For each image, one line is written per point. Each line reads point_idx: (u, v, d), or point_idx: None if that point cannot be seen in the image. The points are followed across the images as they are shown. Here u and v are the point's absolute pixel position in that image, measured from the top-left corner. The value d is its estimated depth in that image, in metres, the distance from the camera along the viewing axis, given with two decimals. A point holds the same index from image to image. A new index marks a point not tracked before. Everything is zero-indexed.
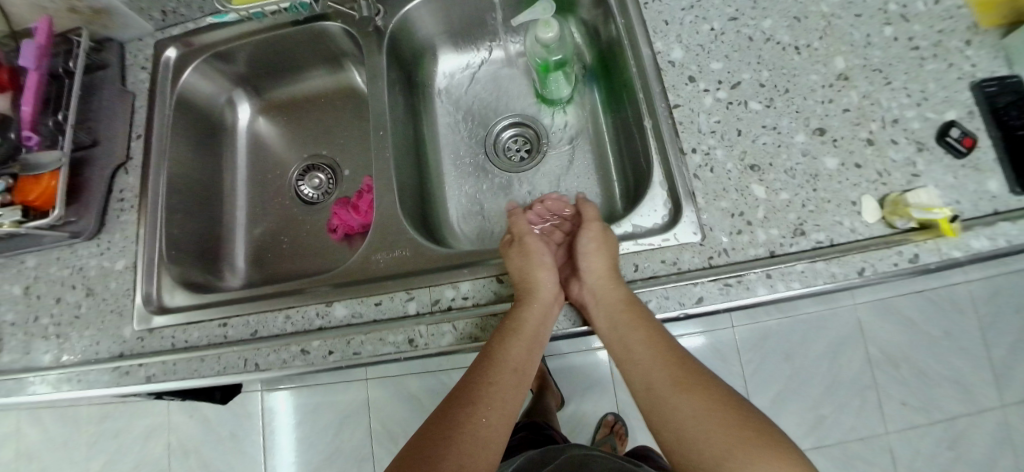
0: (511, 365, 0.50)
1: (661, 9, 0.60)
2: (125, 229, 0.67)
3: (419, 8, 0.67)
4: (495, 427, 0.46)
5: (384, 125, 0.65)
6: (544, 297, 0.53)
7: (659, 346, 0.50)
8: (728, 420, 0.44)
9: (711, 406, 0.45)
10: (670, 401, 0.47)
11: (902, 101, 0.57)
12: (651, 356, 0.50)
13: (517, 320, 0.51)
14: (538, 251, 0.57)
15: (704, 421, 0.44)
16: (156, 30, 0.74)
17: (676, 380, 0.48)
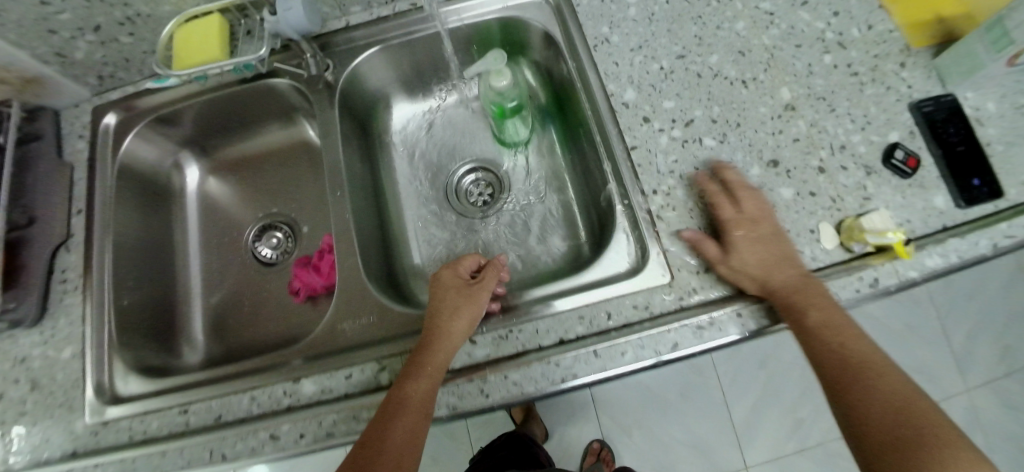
0: (414, 399, 0.46)
1: (610, 51, 0.61)
2: (70, 313, 0.62)
3: (369, 60, 0.66)
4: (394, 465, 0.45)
5: (341, 183, 0.62)
6: (451, 332, 0.50)
7: (830, 316, 0.47)
8: (914, 393, 0.42)
9: (880, 379, 0.43)
10: (866, 369, 0.44)
11: (847, 127, 0.59)
12: (830, 323, 0.47)
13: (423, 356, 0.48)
14: (463, 297, 0.53)
15: (884, 394, 0.43)
16: (94, 95, 0.70)
17: (855, 350, 0.45)
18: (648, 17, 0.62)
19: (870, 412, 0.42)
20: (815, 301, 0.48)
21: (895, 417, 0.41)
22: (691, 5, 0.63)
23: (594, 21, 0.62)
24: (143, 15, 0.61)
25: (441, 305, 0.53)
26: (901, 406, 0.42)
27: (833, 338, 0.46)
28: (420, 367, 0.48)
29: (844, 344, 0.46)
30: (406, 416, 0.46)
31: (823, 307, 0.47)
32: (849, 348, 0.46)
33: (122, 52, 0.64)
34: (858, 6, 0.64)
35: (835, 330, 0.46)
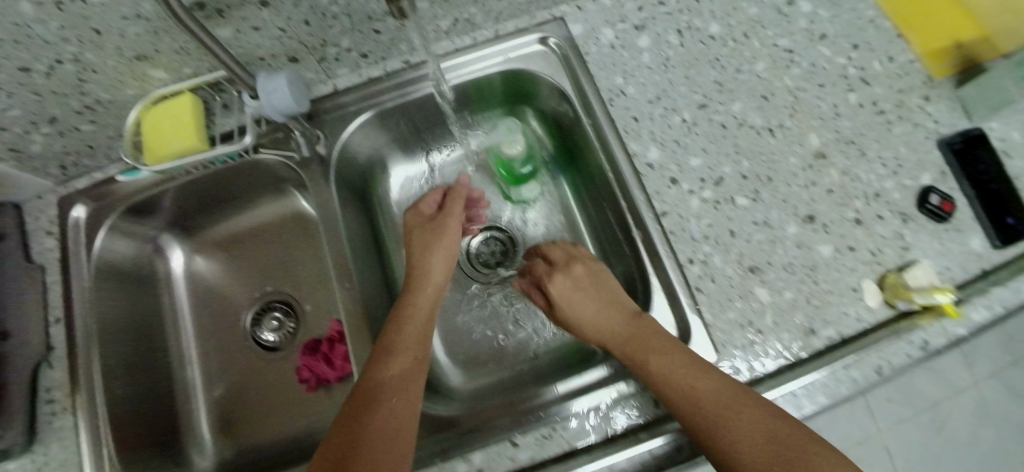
0: (406, 356, 0.47)
1: (628, 105, 0.57)
2: (62, 436, 0.56)
3: (364, 126, 0.61)
4: (401, 405, 0.44)
5: (348, 269, 0.57)
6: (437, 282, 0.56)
7: (666, 354, 0.45)
8: (755, 433, 0.39)
9: (762, 422, 0.39)
10: (692, 406, 0.42)
11: (879, 172, 0.56)
12: (672, 372, 0.44)
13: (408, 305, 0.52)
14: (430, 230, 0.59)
15: (745, 435, 0.39)
16: (58, 184, 0.64)
17: (699, 394, 0.42)
18: (663, 63, 0.58)
19: (756, 458, 0.38)
20: (632, 335, 0.48)
21: (784, 464, 0.37)
22: (709, 47, 0.59)
23: (607, 72, 0.58)
24: (103, 102, 0.55)
25: (424, 235, 0.59)
26: (789, 449, 0.38)
27: (698, 382, 0.42)
28: (403, 324, 0.50)
29: (735, 393, 0.41)
30: (409, 378, 0.46)
31: (641, 344, 0.47)
32: (730, 395, 0.41)
33: (85, 140, 0.58)
34: (876, 36, 0.61)
35: (681, 368, 0.44)
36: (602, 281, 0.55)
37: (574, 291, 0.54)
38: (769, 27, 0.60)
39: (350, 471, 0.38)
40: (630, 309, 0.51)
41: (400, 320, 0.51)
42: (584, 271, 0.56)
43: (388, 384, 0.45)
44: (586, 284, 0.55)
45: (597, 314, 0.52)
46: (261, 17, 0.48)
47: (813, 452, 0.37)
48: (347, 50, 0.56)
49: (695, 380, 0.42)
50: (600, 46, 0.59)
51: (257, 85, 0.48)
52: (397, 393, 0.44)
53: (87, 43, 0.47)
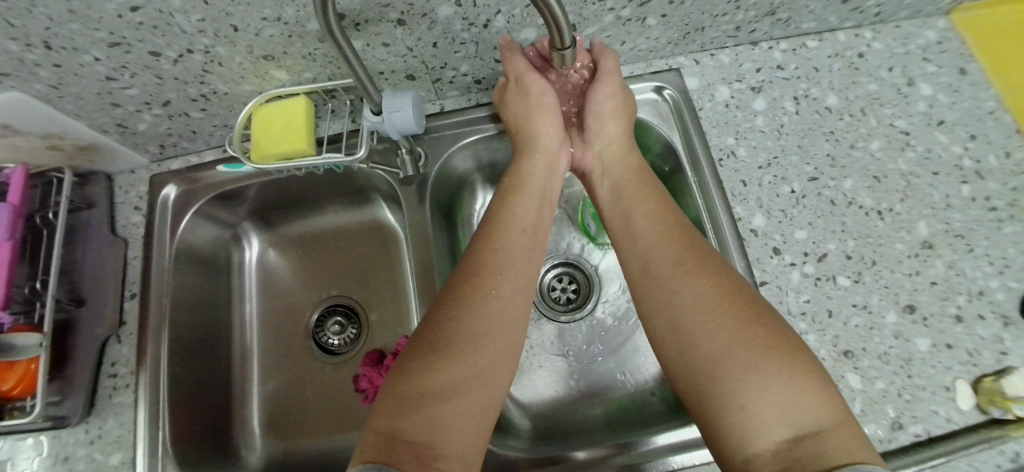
0: (496, 272, 0.47)
1: (737, 167, 0.56)
2: (120, 413, 0.57)
3: (464, 147, 0.60)
4: (497, 342, 0.43)
5: (433, 293, 0.55)
6: (544, 155, 0.56)
7: (671, 234, 0.48)
8: (738, 332, 0.39)
9: (760, 336, 0.39)
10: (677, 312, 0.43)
11: (985, 270, 0.55)
12: (680, 254, 0.46)
13: (518, 176, 0.55)
14: (524, 103, 0.56)
15: (734, 348, 0.39)
16: (152, 162, 0.64)
17: (694, 284, 0.43)
18: (777, 129, 0.57)
19: (725, 359, 0.39)
20: (638, 201, 0.52)
21: (749, 370, 0.37)
22: (824, 119, 0.58)
23: (720, 130, 0.57)
24: (219, 93, 0.55)
25: (529, 100, 0.56)
26: (765, 365, 0.37)
27: (706, 283, 0.43)
28: (502, 219, 0.50)
29: (736, 300, 0.41)
30: (502, 291, 0.46)
31: (648, 206, 0.51)
32: (736, 299, 0.41)
33: (190, 125, 0.59)
34: (994, 129, 0.60)
35: (684, 248, 0.46)
36: (627, 100, 0.56)
37: (607, 105, 0.55)
38: (887, 106, 0.59)
39: (440, 360, 0.41)
40: (645, 176, 0.54)
41: (496, 225, 0.51)
42: (617, 89, 0.55)
43: (471, 298, 0.45)
44: (620, 113, 0.56)
45: (622, 181, 0.55)
46: (394, 35, 0.48)
47: (790, 378, 0.37)
48: (464, 74, 0.57)
49: (698, 283, 0.43)
50: (714, 103, 0.58)
51: (382, 101, 0.49)
52: (486, 301, 0.45)
53: (222, 37, 0.47)
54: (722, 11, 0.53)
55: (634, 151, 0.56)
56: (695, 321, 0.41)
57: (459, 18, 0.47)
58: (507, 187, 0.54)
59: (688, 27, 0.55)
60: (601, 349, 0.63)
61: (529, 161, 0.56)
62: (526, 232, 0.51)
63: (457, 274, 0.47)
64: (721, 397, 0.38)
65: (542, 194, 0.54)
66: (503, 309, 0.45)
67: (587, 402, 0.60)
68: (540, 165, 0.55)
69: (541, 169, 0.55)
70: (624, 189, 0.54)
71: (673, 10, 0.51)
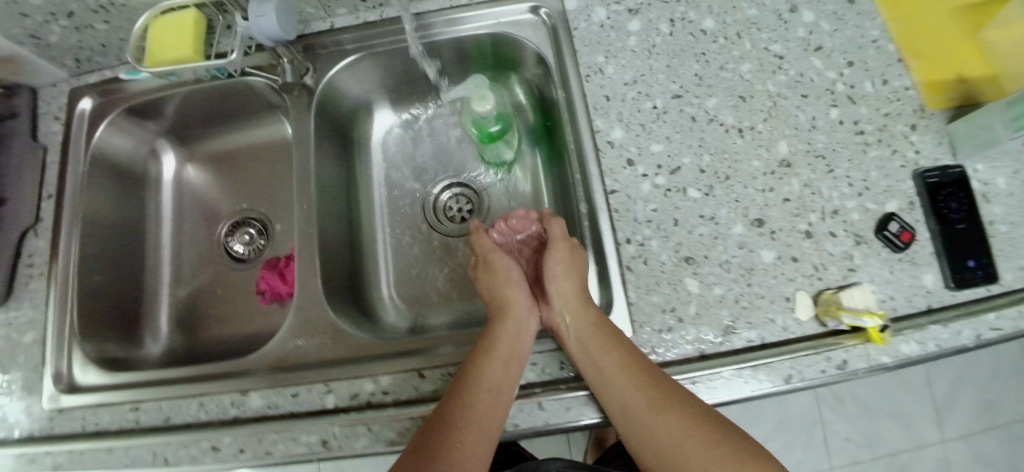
0: (485, 422, 0.46)
1: (602, 83, 0.57)
2: (35, 298, 0.63)
3: (353, 65, 0.64)
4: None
5: (310, 196, 0.60)
6: (514, 321, 0.55)
7: (641, 381, 0.47)
8: (704, 448, 0.44)
9: (716, 444, 0.44)
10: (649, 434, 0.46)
11: (843, 191, 0.55)
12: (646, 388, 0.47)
13: (489, 341, 0.52)
14: (486, 272, 0.61)
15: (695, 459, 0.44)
16: (72, 77, 0.68)
17: (664, 418, 0.46)
18: (648, 49, 0.59)
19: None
20: (602, 348, 0.49)
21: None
22: (697, 41, 0.59)
23: (590, 49, 0.59)
24: (118, 5, 0.59)
25: (495, 276, 0.60)
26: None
27: (674, 412, 0.46)
28: (469, 379, 0.48)
29: (693, 418, 0.45)
30: (480, 414, 0.46)
31: (621, 351, 0.48)
32: (693, 417, 0.45)
33: (99, 38, 0.63)
34: (875, 57, 0.60)
35: (648, 383, 0.47)
36: (581, 260, 0.57)
37: (558, 270, 0.56)
38: (764, 30, 0.60)
39: None
40: (609, 328, 0.50)
41: (467, 382, 0.48)
42: (568, 252, 0.57)
43: (480, 444, 0.45)
44: (570, 268, 0.56)
45: (584, 335, 0.51)
46: None
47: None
48: None
49: (668, 413, 0.46)
50: (589, 24, 0.60)
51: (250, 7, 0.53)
52: (469, 429, 0.45)
53: None
54: None
55: (591, 304, 0.53)
56: (681, 452, 0.45)
57: None
58: (477, 351, 0.51)
59: None
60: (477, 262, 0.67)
61: (497, 326, 0.53)
62: (492, 389, 0.48)
63: (434, 426, 0.46)
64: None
65: (511, 352, 0.51)
66: (484, 411, 0.46)
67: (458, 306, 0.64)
68: (512, 328, 0.53)
69: (510, 333, 0.53)
70: (590, 342, 0.50)
71: None
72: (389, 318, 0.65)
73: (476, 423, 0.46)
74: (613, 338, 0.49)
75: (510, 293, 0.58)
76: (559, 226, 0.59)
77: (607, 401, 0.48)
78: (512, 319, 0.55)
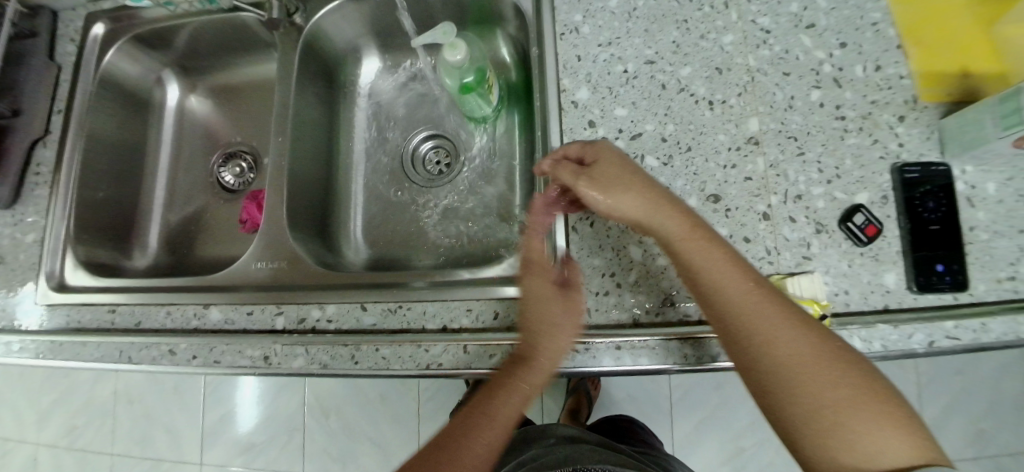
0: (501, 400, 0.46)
1: (576, 43, 0.57)
2: (38, 203, 0.68)
3: (341, 8, 0.64)
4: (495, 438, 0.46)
5: (286, 130, 0.62)
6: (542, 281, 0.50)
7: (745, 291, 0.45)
8: (815, 367, 0.41)
9: (826, 357, 0.41)
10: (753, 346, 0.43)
11: (812, 177, 0.53)
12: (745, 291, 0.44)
13: (525, 352, 0.47)
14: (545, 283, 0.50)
15: (800, 373, 0.41)
16: (88, 2, 0.72)
17: (767, 328, 0.43)
18: (628, 11, 0.57)
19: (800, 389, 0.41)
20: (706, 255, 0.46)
21: (813, 393, 0.41)
22: (681, 7, 0.57)
23: (569, 7, 0.58)
24: None
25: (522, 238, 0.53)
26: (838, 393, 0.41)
27: (775, 326, 0.43)
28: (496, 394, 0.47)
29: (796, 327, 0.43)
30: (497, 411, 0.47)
31: (701, 250, 0.46)
32: (792, 324, 0.43)
33: None
34: (871, 40, 0.57)
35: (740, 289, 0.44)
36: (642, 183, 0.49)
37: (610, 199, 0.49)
38: (754, 2, 0.57)
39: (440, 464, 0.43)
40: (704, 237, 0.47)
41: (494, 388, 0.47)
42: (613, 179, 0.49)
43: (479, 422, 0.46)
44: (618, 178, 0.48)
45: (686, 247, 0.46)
46: None
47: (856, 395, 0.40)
48: None
49: (767, 321, 0.43)
50: None
51: None
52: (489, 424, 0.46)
53: None
54: None
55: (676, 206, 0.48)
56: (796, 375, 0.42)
57: None
58: (516, 361, 0.47)
59: None
60: (445, 211, 0.67)
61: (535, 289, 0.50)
62: (523, 396, 0.47)
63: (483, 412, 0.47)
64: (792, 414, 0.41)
65: (536, 367, 0.47)
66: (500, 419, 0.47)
67: (419, 252, 0.65)
68: (541, 290, 0.49)
69: (558, 348, 0.47)
70: (678, 247, 0.46)
71: None
72: (353, 256, 0.67)
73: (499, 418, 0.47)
74: (692, 236, 0.46)
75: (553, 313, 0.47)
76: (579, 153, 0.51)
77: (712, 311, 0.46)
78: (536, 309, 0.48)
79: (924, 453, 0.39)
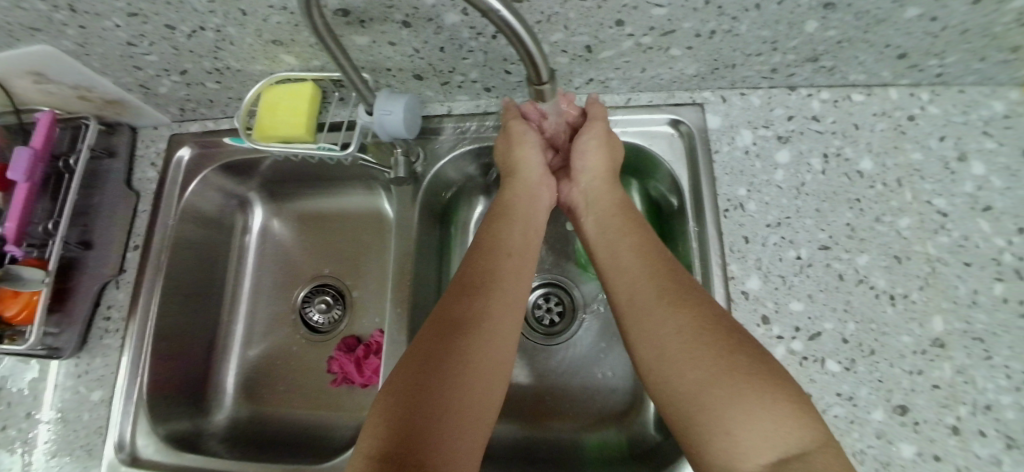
0: (451, 327, 0.43)
1: (742, 221, 0.52)
2: (108, 354, 0.60)
3: (466, 154, 0.60)
4: (486, 368, 0.42)
5: (405, 298, 0.55)
6: (524, 184, 0.56)
7: (656, 265, 0.48)
8: (732, 364, 0.39)
9: (728, 342, 0.41)
10: (647, 334, 0.44)
11: (1000, 383, 0.49)
12: (697, 310, 0.43)
13: (488, 266, 0.48)
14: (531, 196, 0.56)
15: (693, 346, 0.41)
16: (173, 121, 0.66)
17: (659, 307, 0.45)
18: (796, 186, 0.53)
19: (689, 367, 0.40)
20: (623, 232, 0.52)
21: (723, 376, 0.39)
22: (853, 183, 0.54)
23: (732, 179, 0.54)
24: (232, 69, 0.56)
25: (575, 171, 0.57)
26: (746, 393, 0.37)
27: (725, 348, 0.40)
28: (490, 306, 0.45)
29: (734, 347, 0.40)
30: (489, 339, 0.43)
31: (645, 245, 0.50)
32: (720, 327, 0.42)
33: (206, 94, 0.60)
34: None
35: (663, 298, 0.45)
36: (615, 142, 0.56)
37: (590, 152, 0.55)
38: (928, 180, 0.54)
39: (428, 403, 0.38)
40: (629, 210, 0.54)
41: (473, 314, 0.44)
42: (603, 133, 0.54)
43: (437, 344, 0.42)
44: (608, 205, 0.55)
45: (607, 216, 0.54)
46: (400, 35, 0.48)
47: (771, 398, 0.37)
48: (473, 80, 0.55)
49: (638, 280, 0.47)
50: (732, 148, 0.54)
51: (376, 103, 0.48)
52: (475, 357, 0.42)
53: (232, 19, 0.48)
54: (755, 51, 0.51)
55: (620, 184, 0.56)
56: (708, 332, 0.42)
57: (467, 26, 0.47)
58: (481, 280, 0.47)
59: (717, 62, 0.52)
60: (568, 379, 0.62)
61: (504, 232, 0.52)
62: (463, 312, 0.45)
63: (459, 327, 0.43)
64: (723, 414, 0.37)
65: (519, 269, 0.50)
66: (485, 355, 0.43)
67: (542, 423, 0.61)
68: (524, 191, 0.55)
69: (516, 249, 0.51)
70: (611, 237, 0.52)
71: (700, 43, 0.49)
72: None
73: (484, 354, 0.43)
74: (688, 290, 0.45)
75: (522, 204, 0.54)
76: (596, 107, 0.56)
77: (619, 267, 0.49)
78: (495, 247, 0.50)
79: (778, 401, 0.37)
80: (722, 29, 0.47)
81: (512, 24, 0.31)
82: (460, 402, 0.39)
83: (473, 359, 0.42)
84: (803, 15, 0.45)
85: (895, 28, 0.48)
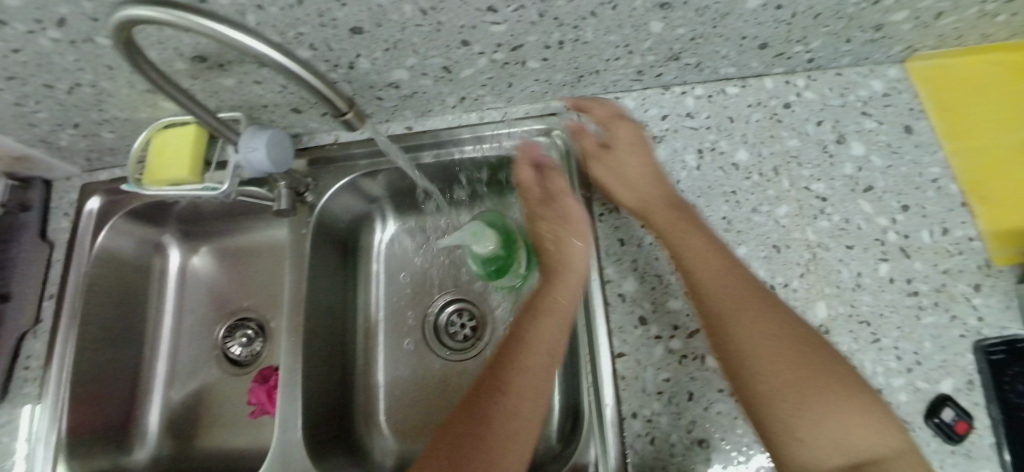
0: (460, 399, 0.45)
1: (616, 224, 0.54)
2: (26, 402, 0.61)
3: (355, 181, 0.62)
4: (524, 403, 0.45)
5: (301, 325, 0.57)
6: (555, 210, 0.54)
7: (714, 266, 0.45)
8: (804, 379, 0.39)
9: (798, 353, 0.40)
10: (732, 344, 0.41)
11: (888, 365, 0.48)
12: (759, 330, 0.41)
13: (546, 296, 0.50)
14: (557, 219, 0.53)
15: (783, 364, 0.39)
16: (85, 171, 0.69)
17: (739, 315, 0.42)
18: (670, 184, 0.54)
19: (774, 383, 0.39)
20: (681, 231, 0.48)
21: (812, 389, 0.38)
22: (727, 176, 0.54)
23: (605, 183, 0.55)
24: (120, 119, 0.58)
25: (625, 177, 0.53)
26: (851, 404, 0.37)
27: (807, 363, 0.39)
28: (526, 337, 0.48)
29: (807, 360, 0.39)
30: (521, 372, 0.46)
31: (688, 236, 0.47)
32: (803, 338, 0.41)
33: (106, 144, 0.63)
34: (934, 200, 0.52)
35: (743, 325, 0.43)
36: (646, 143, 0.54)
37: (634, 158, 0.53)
38: (805, 165, 0.54)
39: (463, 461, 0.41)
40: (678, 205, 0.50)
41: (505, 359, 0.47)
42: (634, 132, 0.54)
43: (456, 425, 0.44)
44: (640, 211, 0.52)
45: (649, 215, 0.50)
46: (262, 74, 0.50)
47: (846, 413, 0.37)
48: (349, 109, 0.57)
49: (712, 283, 0.44)
50: (606, 152, 0.56)
51: (241, 141, 0.50)
52: (511, 394, 0.45)
53: (101, 74, 0.50)
54: (613, 56, 0.51)
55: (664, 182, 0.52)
56: (784, 344, 0.40)
57: (321, 59, 0.48)
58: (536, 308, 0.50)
59: (580, 70, 0.53)
60: None
61: (564, 245, 0.51)
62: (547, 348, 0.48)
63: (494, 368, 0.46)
64: (799, 431, 0.37)
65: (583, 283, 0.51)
66: (519, 389, 0.45)
67: None
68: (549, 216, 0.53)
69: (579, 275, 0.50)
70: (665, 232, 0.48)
71: (553, 54, 0.50)
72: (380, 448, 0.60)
73: (522, 388, 0.45)
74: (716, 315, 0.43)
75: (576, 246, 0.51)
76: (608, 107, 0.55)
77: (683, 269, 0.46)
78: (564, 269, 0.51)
79: (883, 421, 0.37)
80: (568, 39, 0.48)
81: (268, 52, 0.36)
82: (486, 438, 0.43)
83: (517, 395, 0.45)
84: (643, 17, 0.46)
85: (743, 20, 0.48)
